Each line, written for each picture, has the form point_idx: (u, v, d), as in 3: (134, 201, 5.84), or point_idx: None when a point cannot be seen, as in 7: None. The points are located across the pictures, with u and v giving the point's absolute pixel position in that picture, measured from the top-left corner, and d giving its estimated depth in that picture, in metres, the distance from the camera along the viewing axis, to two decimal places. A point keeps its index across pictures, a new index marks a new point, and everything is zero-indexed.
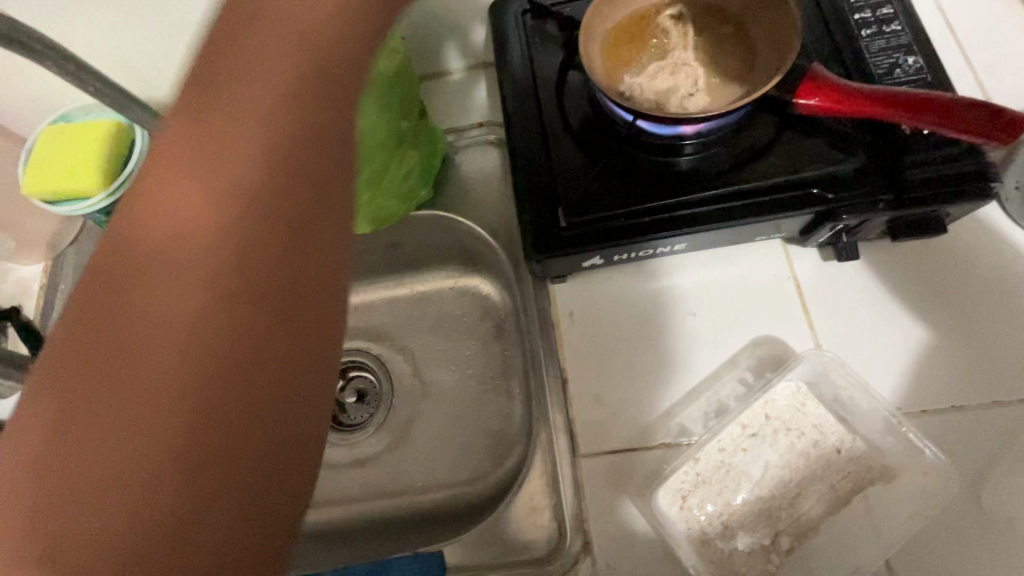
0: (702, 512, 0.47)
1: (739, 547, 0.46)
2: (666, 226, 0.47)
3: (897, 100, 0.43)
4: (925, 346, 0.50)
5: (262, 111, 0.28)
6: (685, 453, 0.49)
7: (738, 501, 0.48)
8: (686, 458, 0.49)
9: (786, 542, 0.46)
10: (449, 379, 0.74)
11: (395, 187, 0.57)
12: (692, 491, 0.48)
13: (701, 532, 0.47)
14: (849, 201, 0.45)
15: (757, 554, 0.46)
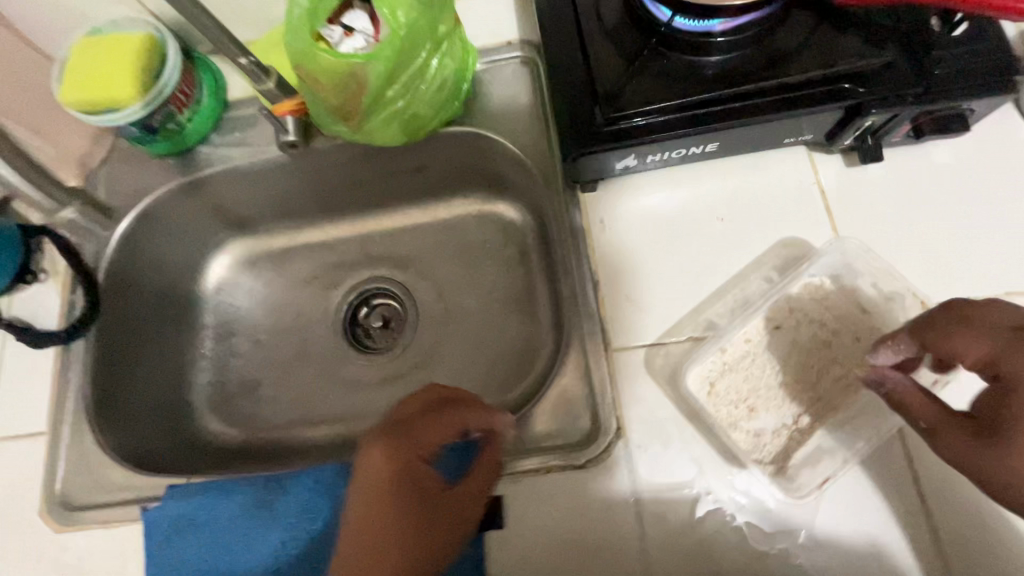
0: (730, 396, 0.51)
1: (763, 428, 0.50)
2: (702, 122, 0.49)
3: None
4: (944, 244, 0.52)
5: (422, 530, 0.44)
6: (711, 342, 0.52)
7: (765, 388, 0.51)
8: (714, 346, 0.52)
9: (806, 420, 0.50)
10: (474, 302, 0.77)
11: (426, 96, 0.57)
12: (719, 376, 0.51)
13: (729, 415, 0.50)
14: (878, 95, 0.47)
15: (779, 433, 0.50)
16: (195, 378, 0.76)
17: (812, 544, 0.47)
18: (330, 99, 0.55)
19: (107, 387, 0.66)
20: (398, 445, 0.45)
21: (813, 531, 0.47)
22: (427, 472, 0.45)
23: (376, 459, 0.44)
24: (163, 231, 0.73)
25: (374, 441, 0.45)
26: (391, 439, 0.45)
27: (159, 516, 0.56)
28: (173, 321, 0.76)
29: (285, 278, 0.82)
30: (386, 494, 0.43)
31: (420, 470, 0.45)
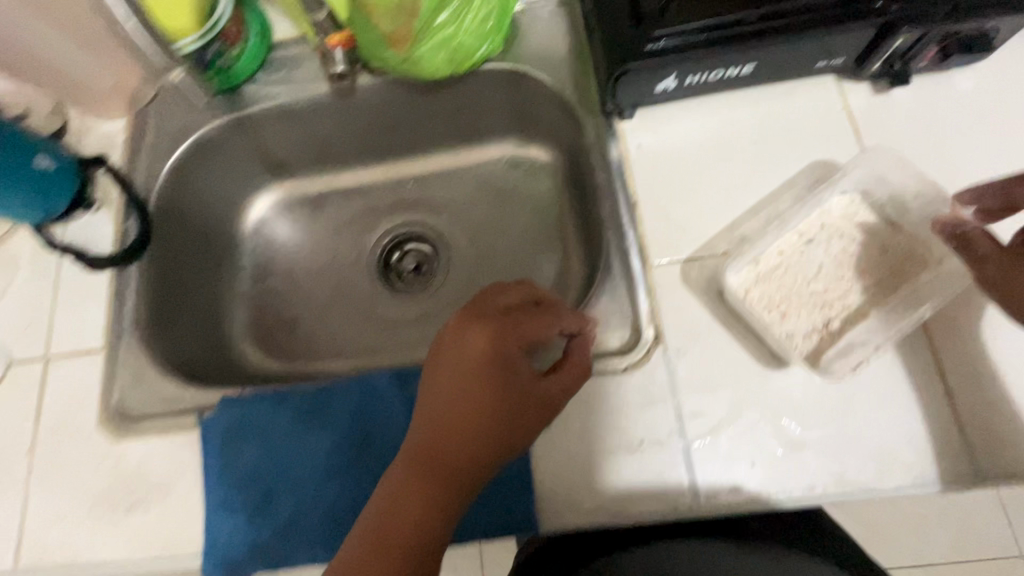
0: (765, 303, 0.53)
1: (796, 331, 0.52)
2: (742, 40, 0.51)
3: None
4: (969, 162, 0.54)
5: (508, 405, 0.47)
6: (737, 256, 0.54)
7: (799, 295, 0.53)
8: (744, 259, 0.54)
9: (837, 324, 0.52)
10: (507, 241, 0.80)
11: (473, 26, 0.60)
12: (754, 285, 0.53)
13: (766, 322, 0.52)
14: (908, 13, 0.49)
15: (812, 336, 0.52)
16: (235, 310, 0.80)
17: (843, 436, 0.49)
18: (384, 26, 0.60)
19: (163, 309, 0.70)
20: (502, 328, 0.49)
21: (842, 422, 0.50)
22: (519, 356, 0.49)
23: (478, 335, 0.48)
24: (209, 169, 0.76)
25: (478, 321, 0.49)
26: (493, 322, 0.49)
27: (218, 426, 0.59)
28: (216, 256, 0.79)
29: (322, 222, 0.85)
30: (479, 365, 0.47)
31: (512, 353, 0.49)
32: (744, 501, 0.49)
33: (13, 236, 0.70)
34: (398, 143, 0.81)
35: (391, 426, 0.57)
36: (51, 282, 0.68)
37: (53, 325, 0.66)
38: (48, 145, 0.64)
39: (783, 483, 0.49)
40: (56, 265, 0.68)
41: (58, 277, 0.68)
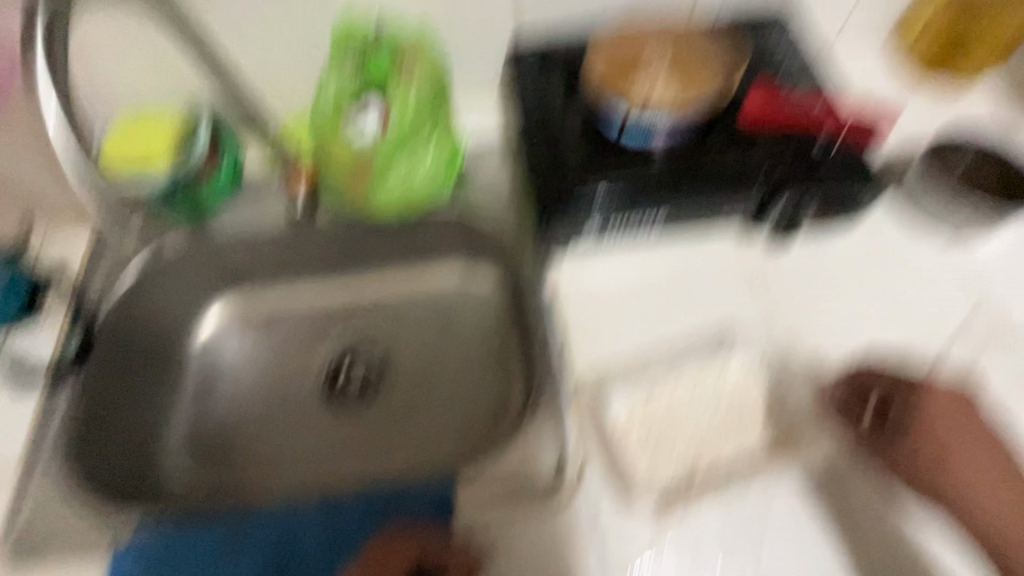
0: (645, 432, 0.57)
1: (662, 470, 0.55)
2: (653, 203, 0.63)
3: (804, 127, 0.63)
4: (844, 314, 0.63)
5: None
6: (638, 391, 0.59)
7: (675, 437, 0.56)
8: (630, 386, 0.59)
9: (703, 469, 0.55)
10: (449, 363, 0.83)
11: (425, 175, 0.68)
12: (649, 432, 0.56)
13: (654, 466, 0.55)
14: (778, 190, 0.62)
15: (676, 478, 0.55)
16: (169, 428, 0.77)
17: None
18: (344, 171, 0.66)
19: (86, 441, 0.66)
20: None
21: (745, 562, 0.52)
22: None
23: None
24: (161, 286, 0.77)
25: None
26: None
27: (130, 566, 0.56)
28: (157, 371, 0.78)
29: (272, 337, 0.83)
30: None
31: None
32: None
33: None
34: (338, 256, 0.81)
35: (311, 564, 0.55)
36: None
37: None
38: None
39: None
40: None
41: None
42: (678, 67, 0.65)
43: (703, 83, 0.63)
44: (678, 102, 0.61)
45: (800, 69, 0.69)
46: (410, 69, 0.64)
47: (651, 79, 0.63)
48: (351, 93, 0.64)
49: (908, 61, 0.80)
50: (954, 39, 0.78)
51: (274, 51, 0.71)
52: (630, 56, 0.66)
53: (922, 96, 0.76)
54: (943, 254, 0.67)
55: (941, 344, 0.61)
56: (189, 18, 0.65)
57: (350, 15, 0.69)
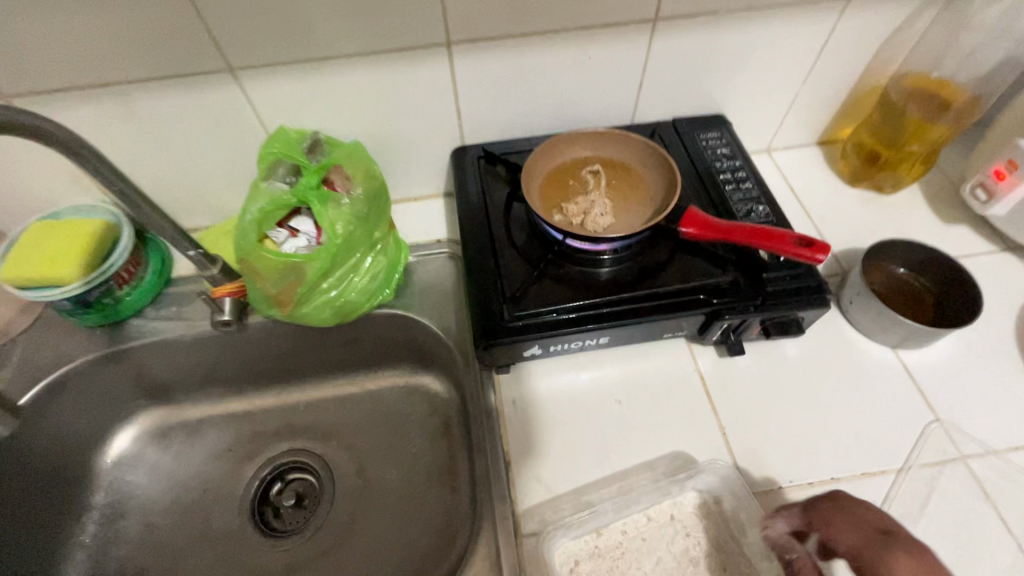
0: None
1: None
2: (596, 321, 0.58)
3: (758, 233, 0.54)
4: (804, 429, 0.59)
5: None
6: (584, 530, 0.54)
7: None
8: (576, 526, 0.54)
9: None
10: (393, 477, 0.76)
11: (360, 286, 0.64)
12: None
13: None
14: (728, 305, 0.58)
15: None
16: (65, 569, 0.68)
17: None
18: (269, 287, 0.60)
19: None
20: None
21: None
22: None
23: None
24: (71, 405, 0.71)
25: None
26: None
27: None
28: (57, 502, 0.70)
29: (196, 451, 0.79)
30: None
31: None
32: None
33: None
34: (283, 369, 0.80)
35: None
36: None
37: None
38: None
39: None
40: None
41: None
42: (619, 176, 0.64)
43: (643, 194, 0.62)
44: (618, 220, 0.60)
45: (743, 173, 0.69)
46: (346, 184, 0.62)
47: (590, 191, 0.62)
48: (276, 203, 0.59)
49: (838, 163, 0.82)
50: (879, 147, 0.75)
51: (202, 159, 0.68)
52: (570, 166, 0.65)
53: (855, 198, 0.78)
54: (893, 362, 0.64)
55: (902, 465, 0.57)
56: (109, 131, 0.62)
57: (284, 122, 0.66)
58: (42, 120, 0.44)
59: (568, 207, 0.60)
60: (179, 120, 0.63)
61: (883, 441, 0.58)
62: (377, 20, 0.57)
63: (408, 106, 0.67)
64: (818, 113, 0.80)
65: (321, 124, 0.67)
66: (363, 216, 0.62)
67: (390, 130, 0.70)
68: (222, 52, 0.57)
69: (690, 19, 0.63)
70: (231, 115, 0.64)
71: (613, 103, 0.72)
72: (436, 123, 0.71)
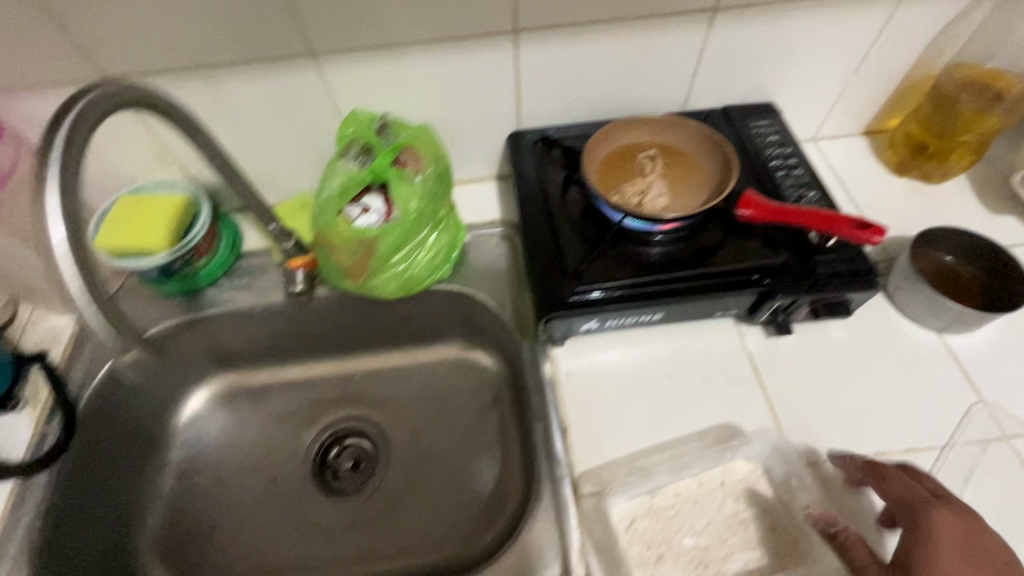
0: (644, 538, 0.56)
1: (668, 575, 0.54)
2: (653, 297, 0.61)
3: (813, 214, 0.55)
4: (848, 405, 0.62)
5: None
6: (641, 490, 0.58)
7: (679, 541, 0.56)
8: (634, 485, 0.59)
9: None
10: (446, 444, 0.81)
11: (423, 262, 0.68)
12: (663, 536, 0.56)
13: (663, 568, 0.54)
14: (780, 285, 0.60)
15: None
16: (147, 520, 0.74)
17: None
18: (343, 260, 0.65)
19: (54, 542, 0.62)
20: None
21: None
22: None
23: None
24: (152, 368, 0.76)
25: None
26: None
27: None
28: (139, 456, 0.75)
29: (261, 415, 0.84)
30: None
31: None
32: None
33: None
34: (343, 340, 0.85)
35: None
36: None
37: None
38: None
39: None
40: None
41: None
42: (674, 160, 0.66)
43: (699, 178, 0.64)
44: (673, 203, 0.63)
45: (794, 159, 0.71)
46: (417, 164, 0.65)
47: (647, 175, 0.65)
48: (354, 180, 0.63)
49: (884, 151, 0.83)
50: (925, 137, 0.77)
51: (276, 139, 0.72)
52: (628, 150, 0.67)
53: (900, 187, 0.80)
54: (938, 345, 0.66)
55: (946, 442, 0.59)
56: (196, 111, 0.67)
57: (355, 104, 0.70)
58: (165, 98, 0.48)
59: (625, 190, 0.64)
60: (260, 101, 0.67)
61: (927, 419, 0.61)
62: (452, 8, 0.61)
63: (472, 91, 0.71)
64: (865, 103, 0.81)
65: (390, 107, 0.71)
66: (432, 195, 0.65)
67: (452, 114, 0.73)
68: (306, 38, 0.61)
69: (749, 9, 0.65)
70: (308, 98, 0.68)
71: (666, 90, 0.75)
72: (495, 108, 0.74)
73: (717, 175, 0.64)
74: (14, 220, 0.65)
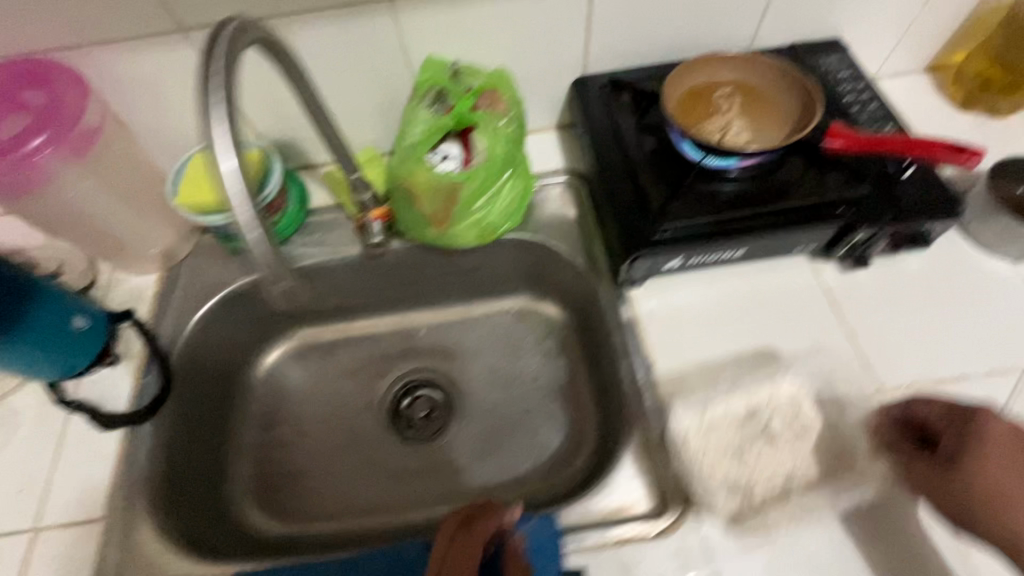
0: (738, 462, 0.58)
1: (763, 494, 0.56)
2: (737, 232, 0.62)
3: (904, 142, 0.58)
4: (927, 334, 0.64)
5: None
6: (733, 421, 0.59)
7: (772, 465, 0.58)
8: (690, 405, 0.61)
9: (805, 499, 0.56)
10: (517, 391, 0.83)
11: (502, 206, 0.68)
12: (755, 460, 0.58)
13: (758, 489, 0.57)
14: (863, 217, 0.61)
15: (753, 520, 0.56)
16: (236, 469, 0.77)
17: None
18: (425, 208, 0.66)
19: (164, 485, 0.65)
20: None
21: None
22: None
23: None
24: (233, 324, 0.78)
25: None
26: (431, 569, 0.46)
27: None
28: (223, 409, 0.78)
29: (334, 369, 0.86)
30: None
31: None
32: None
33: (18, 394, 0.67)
34: (410, 294, 0.87)
35: None
36: (54, 444, 0.64)
37: (49, 492, 0.61)
38: (85, 304, 0.65)
39: None
40: (62, 422, 0.66)
41: (63, 436, 0.65)
42: (751, 97, 0.66)
43: (779, 114, 0.64)
44: (754, 139, 0.63)
45: (867, 94, 0.71)
46: (498, 108, 0.66)
47: (726, 112, 0.65)
48: (438, 126, 0.64)
49: (947, 87, 0.82)
50: (997, 73, 0.78)
51: (345, 91, 0.72)
52: (705, 87, 0.67)
53: (966, 123, 0.79)
54: (1012, 275, 0.67)
55: None
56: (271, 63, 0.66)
57: (426, 52, 0.69)
58: (272, 40, 0.48)
59: (706, 126, 0.64)
60: (333, 51, 0.67)
61: (1005, 344, 0.62)
62: None
63: (542, 34, 0.70)
64: (931, 38, 0.80)
65: (460, 53, 0.70)
66: (515, 138, 0.65)
67: (520, 60, 0.73)
68: None
69: None
70: (380, 46, 0.67)
71: (734, 29, 0.74)
72: (562, 52, 0.73)
73: (798, 109, 0.64)
74: (98, 179, 0.66)
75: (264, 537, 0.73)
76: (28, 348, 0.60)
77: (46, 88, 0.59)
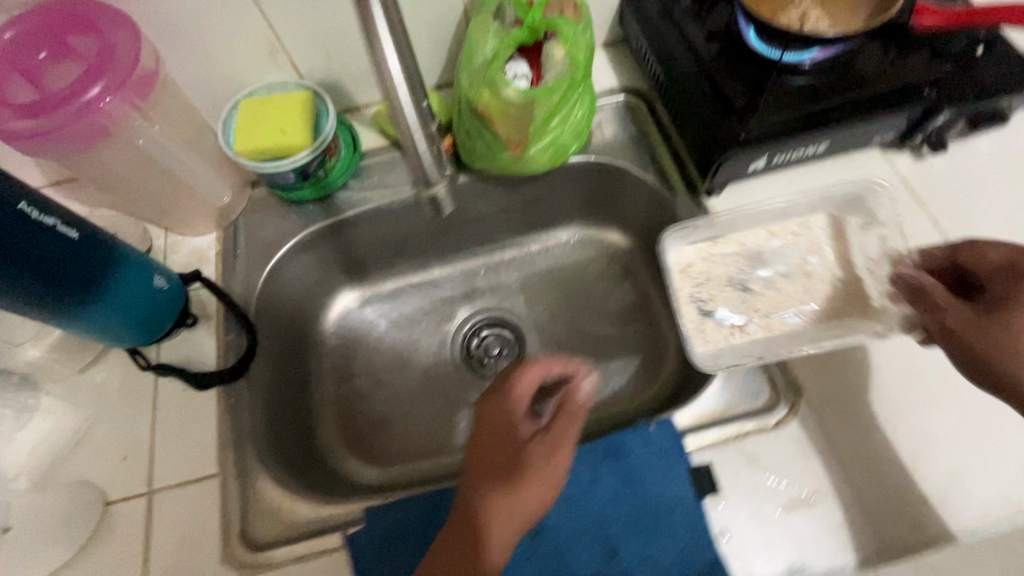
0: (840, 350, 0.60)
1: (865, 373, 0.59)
2: (823, 124, 0.61)
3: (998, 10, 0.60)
4: (1005, 211, 0.65)
5: (501, 523, 0.45)
6: (792, 313, 0.62)
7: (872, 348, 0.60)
8: (690, 236, 0.67)
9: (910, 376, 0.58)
10: (589, 319, 0.83)
11: (575, 122, 0.66)
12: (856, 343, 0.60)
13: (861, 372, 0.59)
14: (948, 96, 0.61)
15: (862, 398, 0.58)
16: (322, 422, 0.76)
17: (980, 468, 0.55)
18: (500, 131, 0.64)
19: (267, 437, 0.64)
20: (485, 406, 0.52)
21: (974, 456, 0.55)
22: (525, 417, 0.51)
23: (491, 409, 0.51)
24: (297, 277, 0.77)
25: (491, 405, 0.51)
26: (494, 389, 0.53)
27: (372, 552, 0.55)
28: (300, 363, 0.77)
29: (400, 316, 0.85)
30: (496, 453, 0.48)
31: (520, 416, 0.51)
32: (929, 539, 0.52)
33: (99, 365, 0.65)
34: (469, 233, 0.85)
35: (557, 515, 0.55)
36: (148, 411, 0.63)
37: (155, 456, 0.61)
38: (160, 265, 0.63)
39: (958, 517, 0.52)
40: (152, 389, 0.64)
41: (156, 401, 0.63)
42: None
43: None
44: (835, 26, 0.61)
45: None
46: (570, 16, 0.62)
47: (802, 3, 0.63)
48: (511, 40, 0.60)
49: None
50: None
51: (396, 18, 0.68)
52: None
53: None
54: None
55: None
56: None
57: None
58: None
59: (785, 18, 0.62)
60: None
61: None
62: None
63: None
64: None
65: None
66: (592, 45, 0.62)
67: None
68: None
69: None
70: None
71: None
72: None
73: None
74: (153, 133, 0.62)
75: (362, 482, 0.73)
76: (116, 311, 0.58)
77: (98, 36, 0.55)
